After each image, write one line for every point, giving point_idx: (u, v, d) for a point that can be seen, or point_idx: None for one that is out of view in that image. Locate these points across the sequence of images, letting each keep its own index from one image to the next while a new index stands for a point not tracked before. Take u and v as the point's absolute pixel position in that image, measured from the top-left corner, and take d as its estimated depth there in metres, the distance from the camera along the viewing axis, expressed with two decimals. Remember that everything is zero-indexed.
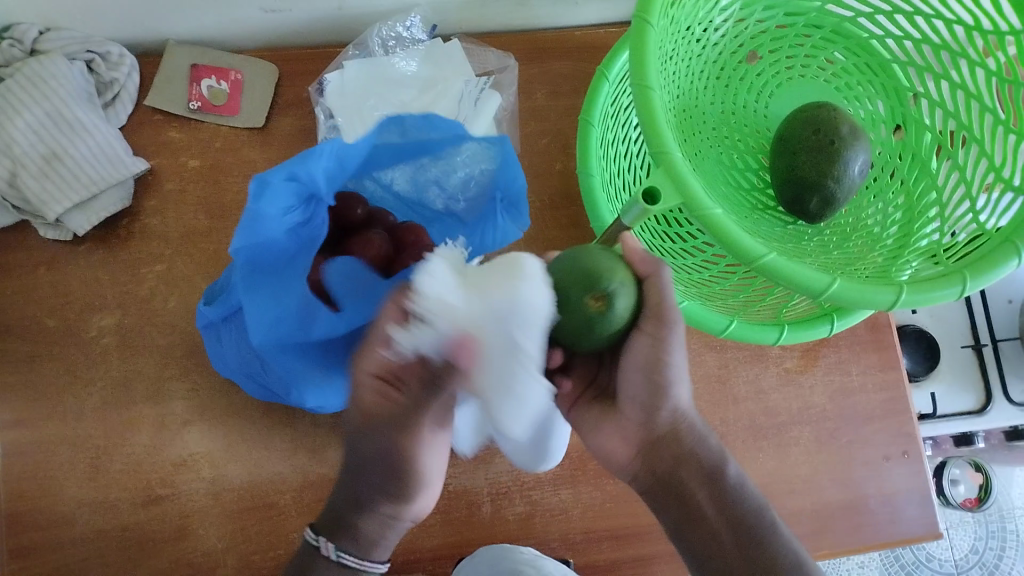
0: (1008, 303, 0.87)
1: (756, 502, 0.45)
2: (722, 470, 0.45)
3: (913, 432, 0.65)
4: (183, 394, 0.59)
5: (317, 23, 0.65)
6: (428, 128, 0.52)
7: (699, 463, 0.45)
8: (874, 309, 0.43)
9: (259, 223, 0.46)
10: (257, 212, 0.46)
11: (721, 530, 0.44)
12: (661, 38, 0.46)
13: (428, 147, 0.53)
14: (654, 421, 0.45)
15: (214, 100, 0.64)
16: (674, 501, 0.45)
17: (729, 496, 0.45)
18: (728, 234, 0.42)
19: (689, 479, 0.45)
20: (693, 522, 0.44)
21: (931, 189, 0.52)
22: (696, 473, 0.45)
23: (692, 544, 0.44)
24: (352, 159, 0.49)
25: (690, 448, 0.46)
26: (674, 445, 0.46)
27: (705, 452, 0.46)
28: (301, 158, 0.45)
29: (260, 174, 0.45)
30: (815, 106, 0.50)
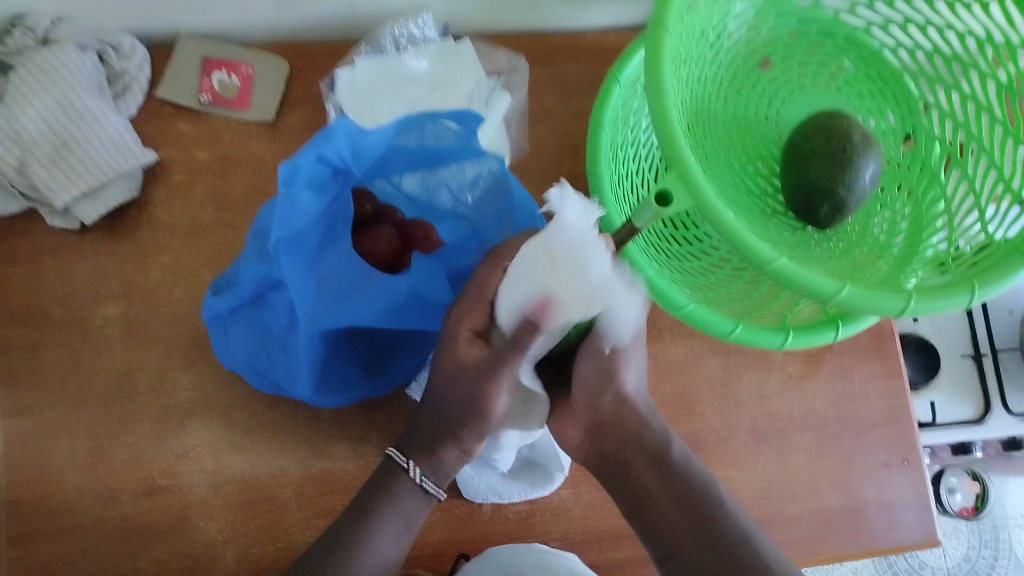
0: (1009, 313, 0.88)
1: (702, 479, 0.49)
2: (665, 450, 0.49)
3: (913, 440, 0.66)
4: (187, 385, 0.59)
5: (328, 19, 0.65)
6: (446, 134, 0.53)
7: (644, 447, 0.49)
8: (883, 316, 0.43)
9: (294, 207, 0.47)
10: (292, 194, 0.47)
11: (671, 504, 0.48)
12: (677, 41, 0.47)
13: (443, 154, 0.54)
14: (600, 406, 0.49)
15: (224, 93, 0.64)
16: (623, 478, 0.50)
17: (675, 476, 0.48)
18: (740, 240, 0.42)
19: (634, 459, 0.50)
20: (643, 502, 0.48)
21: (940, 198, 0.53)
22: (642, 455, 0.49)
23: (647, 519, 0.48)
24: (371, 144, 0.51)
25: (635, 431, 0.50)
26: (619, 427, 0.50)
27: (647, 432, 0.50)
28: (324, 138, 0.47)
29: (291, 158, 0.47)
30: (828, 113, 0.50)
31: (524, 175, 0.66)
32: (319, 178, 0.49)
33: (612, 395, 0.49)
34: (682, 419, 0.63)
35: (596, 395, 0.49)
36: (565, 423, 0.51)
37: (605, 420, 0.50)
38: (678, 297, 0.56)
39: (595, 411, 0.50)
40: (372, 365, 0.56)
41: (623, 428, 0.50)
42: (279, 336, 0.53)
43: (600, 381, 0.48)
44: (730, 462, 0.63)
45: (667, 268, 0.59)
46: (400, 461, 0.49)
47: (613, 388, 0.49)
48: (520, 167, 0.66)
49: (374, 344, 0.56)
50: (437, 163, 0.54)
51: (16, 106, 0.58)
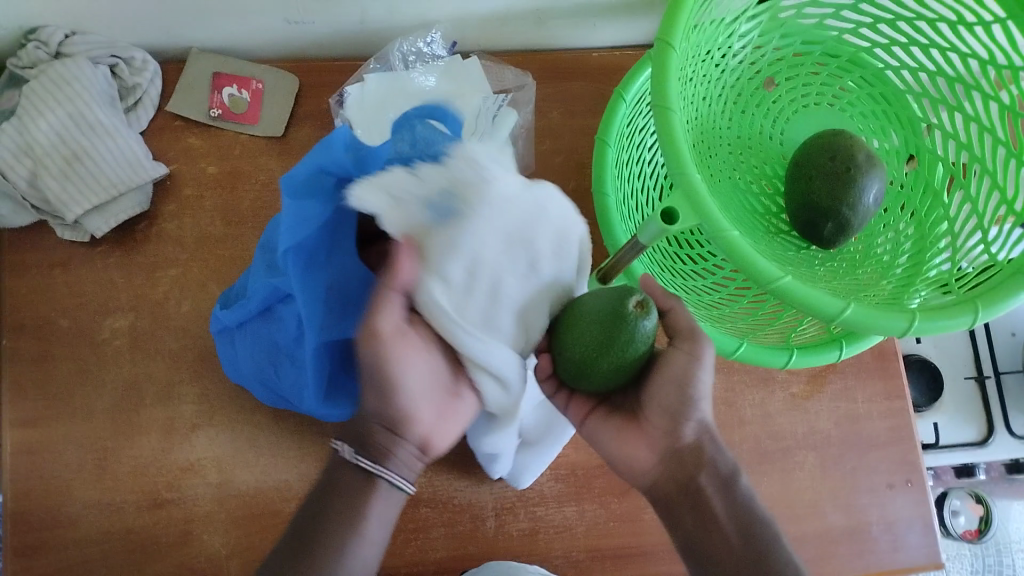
0: (1012, 336, 0.88)
1: (762, 513, 0.46)
2: (734, 477, 0.47)
3: (917, 460, 0.66)
4: (193, 398, 0.59)
5: (338, 36, 0.66)
6: None
7: (716, 472, 0.46)
8: (886, 335, 0.43)
9: (303, 219, 0.46)
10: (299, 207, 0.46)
11: (734, 540, 0.45)
12: (682, 61, 0.47)
13: None
14: (679, 431, 0.46)
15: (234, 108, 0.65)
16: (690, 511, 0.46)
17: (739, 507, 0.46)
18: (744, 257, 0.42)
19: (706, 486, 0.46)
20: (706, 531, 0.46)
21: (942, 220, 0.53)
22: (713, 479, 0.46)
23: (706, 555, 0.45)
24: None
25: (710, 458, 0.47)
26: (694, 454, 0.47)
27: (721, 461, 0.47)
28: (321, 148, 0.46)
29: (288, 172, 0.46)
30: (831, 133, 0.50)
31: None
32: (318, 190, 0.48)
33: (691, 425, 0.46)
34: None
35: (676, 420, 0.46)
36: (633, 441, 0.47)
37: (680, 446, 0.46)
38: None
39: (670, 438, 0.46)
40: None
41: (698, 454, 0.47)
42: (287, 349, 0.53)
43: (675, 409, 0.45)
44: None
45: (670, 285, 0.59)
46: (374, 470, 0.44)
47: (696, 420, 0.46)
48: None
49: None
50: None
51: (28, 119, 0.59)
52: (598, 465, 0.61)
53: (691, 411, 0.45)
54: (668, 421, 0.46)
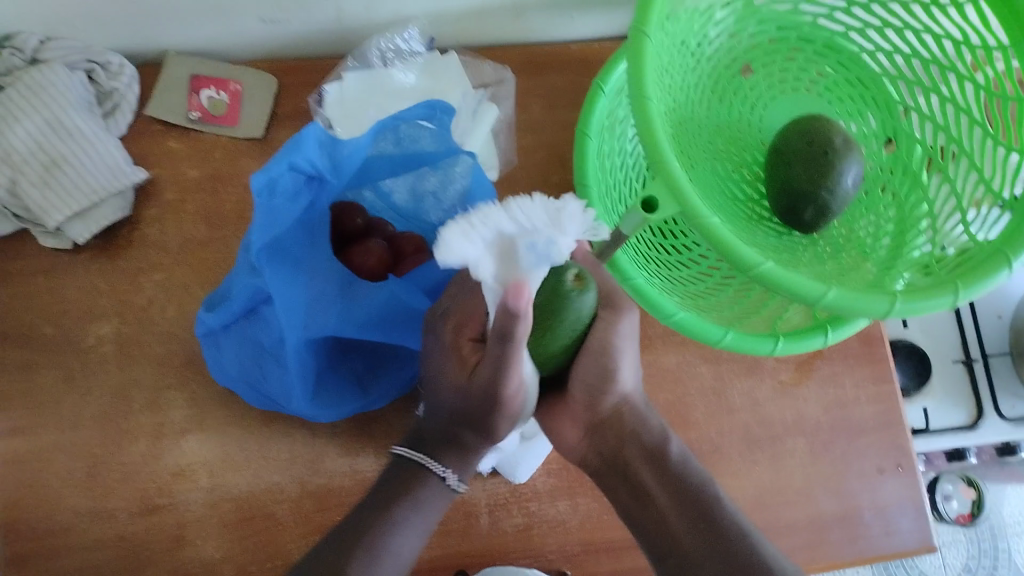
0: (997, 318, 0.88)
1: (697, 475, 0.48)
2: (662, 447, 0.49)
3: (907, 444, 0.66)
4: (180, 403, 0.59)
5: (315, 35, 0.66)
6: (421, 135, 0.55)
7: (643, 444, 0.49)
8: (869, 317, 0.43)
9: (273, 215, 0.47)
10: (269, 203, 0.46)
11: (668, 505, 0.47)
12: (658, 49, 0.47)
13: (422, 158, 0.55)
14: (598, 406, 0.48)
15: (214, 110, 0.64)
16: (623, 483, 0.49)
17: (671, 472, 0.48)
18: (725, 243, 0.42)
19: (634, 458, 0.49)
20: (642, 503, 0.48)
21: (923, 201, 0.53)
22: (640, 452, 0.49)
23: (647, 525, 0.47)
24: (348, 156, 0.51)
25: (634, 430, 0.49)
26: (617, 426, 0.49)
27: (646, 432, 0.49)
28: (294, 146, 0.47)
29: (263, 169, 0.46)
30: (809, 118, 0.50)
31: (514, 186, 0.66)
32: (297, 187, 0.48)
33: (610, 399, 0.48)
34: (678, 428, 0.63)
35: (595, 399, 0.48)
36: (564, 422, 0.50)
37: (603, 419, 0.49)
38: (668, 305, 0.56)
39: (592, 413, 0.49)
40: (365, 377, 0.56)
41: (622, 426, 0.49)
42: (272, 349, 0.53)
43: (601, 385, 0.47)
44: (727, 472, 0.63)
45: (657, 276, 0.59)
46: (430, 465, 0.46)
47: (616, 396, 0.48)
48: (509, 178, 0.66)
49: (367, 356, 0.56)
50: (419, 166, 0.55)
51: (5, 125, 0.58)
52: None
53: (614, 385, 0.47)
54: (588, 399, 0.48)
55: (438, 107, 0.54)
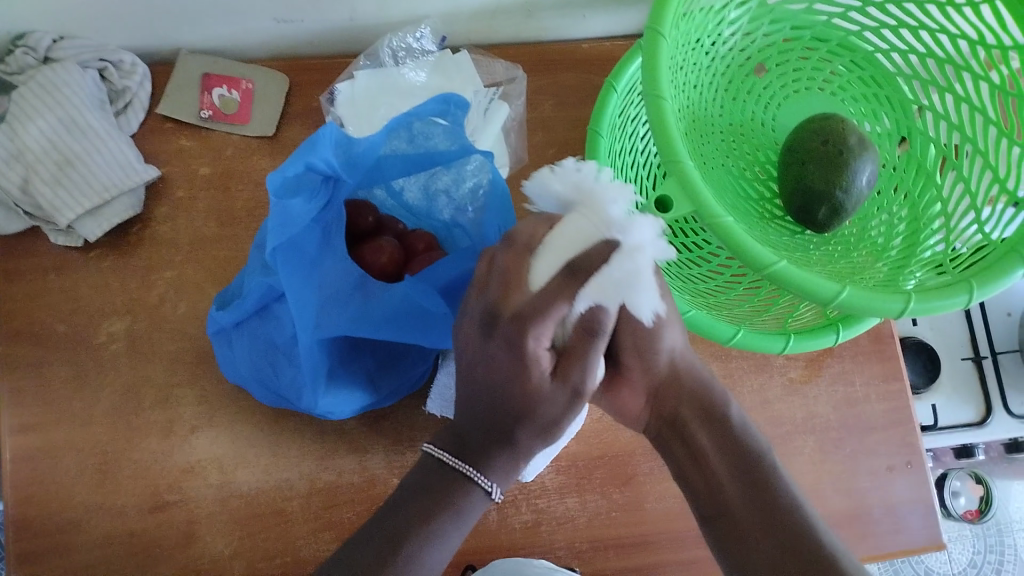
0: (1008, 316, 0.88)
1: (756, 442, 0.47)
2: (724, 410, 0.47)
3: (916, 442, 0.66)
4: (192, 399, 0.59)
5: (328, 34, 0.66)
6: (437, 135, 0.54)
7: (699, 403, 0.47)
8: (883, 316, 0.44)
9: (288, 216, 0.47)
10: (285, 204, 0.47)
11: (724, 469, 0.46)
12: (673, 49, 0.47)
13: (437, 158, 0.54)
14: (653, 369, 0.46)
15: (225, 109, 0.64)
16: (680, 442, 0.48)
17: (729, 438, 0.46)
18: (740, 243, 0.42)
19: (692, 422, 0.47)
20: (698, 464, 0.47)
21: (936, 200, 0.53)
22: (697, 414, 0.47)
23: (696, 487, 0.47)
24: (363, 153, 0.51)
25: (695, 392, 0.47)
26: (674, 389, 0.47)
27: (709, 394, 0.47)
28: (311, 147, 0.46)
29: (279, 169, 0.47)
30: (824, 117, 0.50)
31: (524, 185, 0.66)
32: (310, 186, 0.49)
33: (664, 361, 0.46)
34: None
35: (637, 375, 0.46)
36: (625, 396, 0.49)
37: (661, 380, 0.47)
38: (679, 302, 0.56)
39: (648, 376, 0.47)
40: (376, 374, 0.56)
41: (681, 389, 0.47)
42: (284, 348, 0.53)
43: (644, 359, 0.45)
44: None
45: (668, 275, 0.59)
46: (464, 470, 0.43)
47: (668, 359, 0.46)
48: (519, 176, 0.66)
49: (377, 355, 0.56)
50: (433, 166, 0.54)
51: (17, 123, 0.58)
52: (600, 455, 0.61)
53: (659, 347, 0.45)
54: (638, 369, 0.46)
55: (451, 102, 0.54)
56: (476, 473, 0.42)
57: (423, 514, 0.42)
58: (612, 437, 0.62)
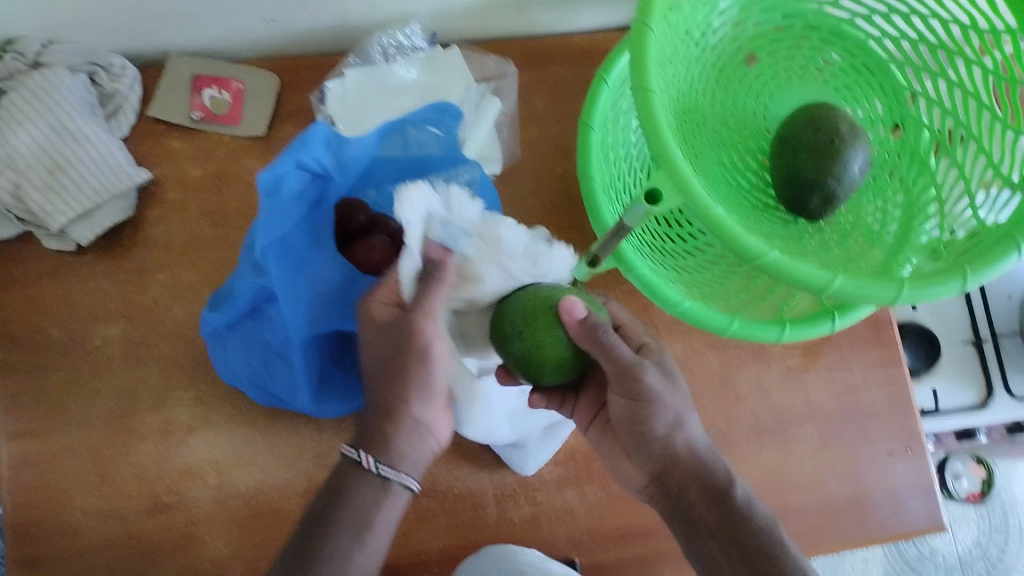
0: (1008, 298, 0.88)
1: (761, 522, 0.47)
2: (726, 491, 0.48)
3: (915, 427, 0.66)
4: (188, 403, 0.59)
5: (316, 33, 0.66)
6: (429, 142, 0.56)
7: (706, 488, 0.49)
8: (877, 304, 0.44)
9: (279, 214, 0.46)
10: (274, 203, 0.46)
11: (731, 550, 0.46)
12: (662, 42, 0.47)
13: (425, 164, 0.56)
14: (653, 449, 0.49)
15: (216, 110, 0.64)
16: (684, 528, 0.49)
17: (733, 518, 0.47)
18: (731, 234, 0.43)
19: (697, 502, 0.48)
20: (704, 545, 0.47)
21: (930, 185, 0.53)
22: (703, 496, 0.48)
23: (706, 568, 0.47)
24: (354, 155, 0.51)
25: (698, 474, 0.49)
26: (682, 471, 0.49)
27: (709, 476, 0.49)
28: (302, 145, 0.46)
29: (269, 168, 0.45)
30: (813, 106, 0.50)
31: (518, 180, 0.67)
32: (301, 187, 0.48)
33: (672, 440, 0.49)
34: None
35: (645, 439, 0.49)
36: (625, 464, 0.53)
37: (665, 466, 0.50)
38: (673, 295, 0.56)
39: (653, 460, 0.50)
40: None
41: (684, 472, 0.49)
42: (278, 348, 0.53)
43: (654, 432, 0.49)
44: (733, 456, 0.63)
45: (662, 265, 0.59)
46: (352, 455, 0.48)
47: (670, 441, 0.49)
48: (512, 172, 0.67)
49: None
50: (421, 170, 0.56)
51: (7, 129, 0.58)
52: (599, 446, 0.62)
53: (659, 433, 0.49)
54: (640, 447, 0.50)
55: (444, 114, 0.56)
56: (372, 463, 0.47)
57: (341, 510, 0.46)
58: None
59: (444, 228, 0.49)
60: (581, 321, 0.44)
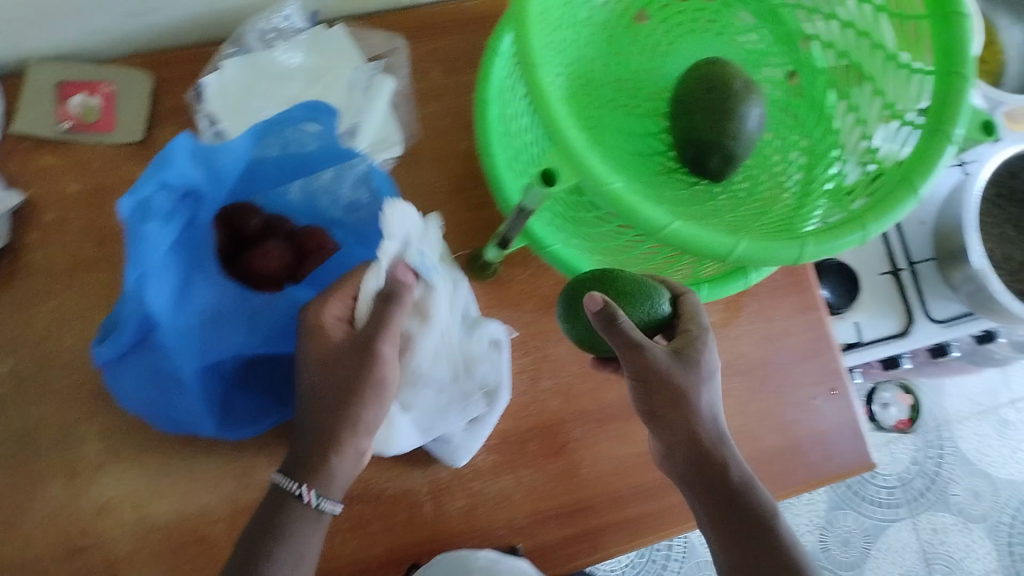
0: (920, 225, 0.88)
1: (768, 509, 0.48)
2: (736, 478, 0.48)
3: (837, 368, 0.67)
4: (94, 434, 0.56)
5: (187, 23, 0.61)
6: (308, 140, 0.54)
7: (711, 469, 0.48)
8: (780, 264, 0.43)
9: (147, 241, 0.43)
10: (143, 230, 0.43)
11: (735, 529, 0.47)
12: (545, 10, 0.45)
13: (308, 160, 0.54)
14: (684, 427, 0.48)
15: (87, 118, 0.60)
16: (708, 502, 0.48)
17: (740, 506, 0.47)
18: (630, 207, 0.42)
19: (706, 480, 0.48)
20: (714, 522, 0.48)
21: (830, 133, 0.53)
22: (711, 478, 0.48)
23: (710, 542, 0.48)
24: (225, 166, 0.48)
25: (720, 454, 0.49)
26: (695, 452, 0.49)
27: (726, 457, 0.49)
28: (162, 165, 0.43)
29: (129, 195, 0.43)
30: (706, 63, 0.49)
31: (420, 162, 0.64)
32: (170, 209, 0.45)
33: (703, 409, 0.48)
34: (612, 386, 0.64)
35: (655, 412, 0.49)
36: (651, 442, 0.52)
37: (676, 446, 0.49)
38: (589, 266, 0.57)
39: (673, 440, 0.49)
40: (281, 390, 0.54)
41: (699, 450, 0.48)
42: (175, 377, 0.49)
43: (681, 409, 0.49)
44: None
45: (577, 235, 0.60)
46: (289, 487, 0.47)
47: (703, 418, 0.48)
48: (414, 155, 0.64)
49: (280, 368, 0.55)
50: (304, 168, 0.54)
51: None
52: (530, 428, 0.62)
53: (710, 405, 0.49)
54: (658, 426, 0.49)
55: (320, 107, 0.54)
56: (299, 488, 0.47)
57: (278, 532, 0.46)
58: (538, 409, 0.62)
59: (420, 260, 0.55)
60: (597, 312, 0.45)
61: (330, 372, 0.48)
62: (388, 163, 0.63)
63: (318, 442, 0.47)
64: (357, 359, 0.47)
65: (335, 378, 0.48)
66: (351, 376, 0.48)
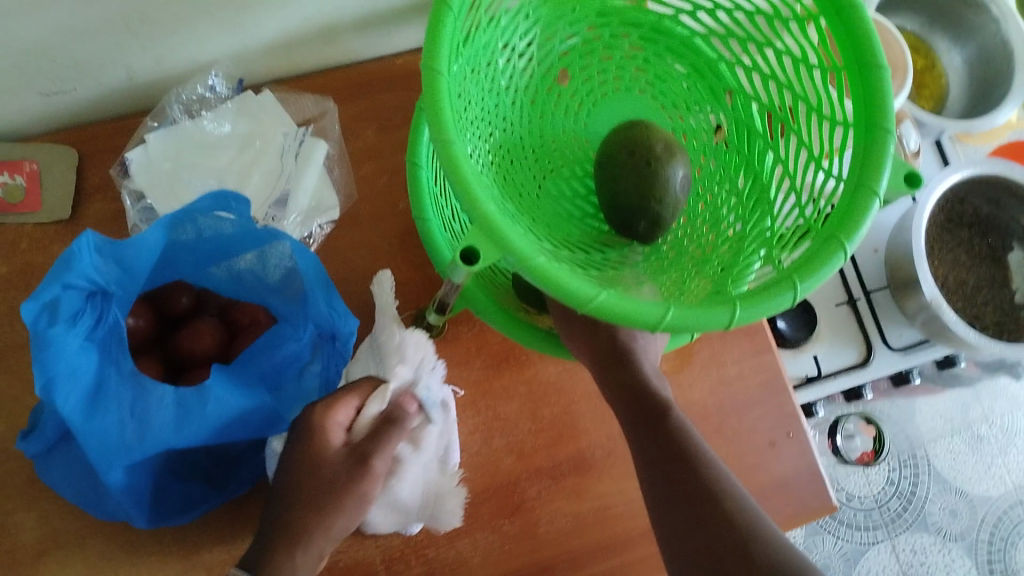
0: (874, 253, 0.88)
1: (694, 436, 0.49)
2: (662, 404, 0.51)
3: (794, 409, 0.66)
4: (29, 524, 0.54)
5: (111, 96, 0.60)
6: (224, 225, 0.50)
7: (640, 393, 0.51)
8: (711, 331, 0.42)
9: (56, 347, 0.41)
10: (48, 335, 0.41)
11: (668, 449, 0.47)
12: (458, 80, 0.44)
13: (226, 243, 0.51)
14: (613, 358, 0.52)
15: (10, 197, 0.58)
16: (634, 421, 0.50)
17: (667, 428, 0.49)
18: (556, 281, 0.40)
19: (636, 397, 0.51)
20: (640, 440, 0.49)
21: (759, 186, 0.52)
22: (643, 401, 0.51)
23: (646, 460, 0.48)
24: (134, 255, 0.46)
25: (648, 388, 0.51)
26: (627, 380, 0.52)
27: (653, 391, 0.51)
28: (66, 265, 0.42)
29: (31, 297, 0.41)
30: (629, 126, 0.48)
31: (359, 222, 0.62)
32: (76, 310, 0.42)
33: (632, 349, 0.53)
34: (566, 440, 0.62)
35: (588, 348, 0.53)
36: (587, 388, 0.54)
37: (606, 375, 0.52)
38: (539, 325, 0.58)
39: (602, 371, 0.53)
40: (216, 472, 0.54)
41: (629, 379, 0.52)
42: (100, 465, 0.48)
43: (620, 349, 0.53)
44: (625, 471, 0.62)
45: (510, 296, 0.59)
46: None
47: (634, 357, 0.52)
48: (353, 214, 0.62)
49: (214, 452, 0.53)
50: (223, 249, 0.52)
51: None
52: (486, 487, 0.60)
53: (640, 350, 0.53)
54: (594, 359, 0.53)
55: (233, 198, 0.50)
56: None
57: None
58: (491, 468, 0.61)
59: (430, 394, 0.53)
60: None
61: (295, 468, 0.46)
62: (327, 227, 0.61)
63: (289, 536, 0.45)
64: (350, 468, 0.47)
65: (320, 484, 0.46)
66: (336, 481, 0.46)
